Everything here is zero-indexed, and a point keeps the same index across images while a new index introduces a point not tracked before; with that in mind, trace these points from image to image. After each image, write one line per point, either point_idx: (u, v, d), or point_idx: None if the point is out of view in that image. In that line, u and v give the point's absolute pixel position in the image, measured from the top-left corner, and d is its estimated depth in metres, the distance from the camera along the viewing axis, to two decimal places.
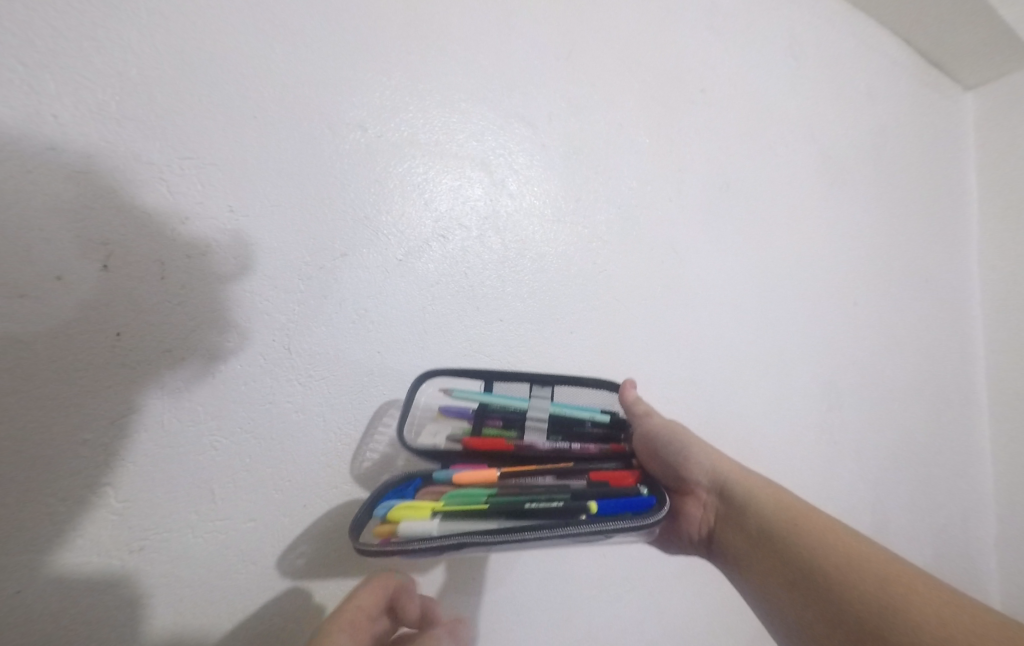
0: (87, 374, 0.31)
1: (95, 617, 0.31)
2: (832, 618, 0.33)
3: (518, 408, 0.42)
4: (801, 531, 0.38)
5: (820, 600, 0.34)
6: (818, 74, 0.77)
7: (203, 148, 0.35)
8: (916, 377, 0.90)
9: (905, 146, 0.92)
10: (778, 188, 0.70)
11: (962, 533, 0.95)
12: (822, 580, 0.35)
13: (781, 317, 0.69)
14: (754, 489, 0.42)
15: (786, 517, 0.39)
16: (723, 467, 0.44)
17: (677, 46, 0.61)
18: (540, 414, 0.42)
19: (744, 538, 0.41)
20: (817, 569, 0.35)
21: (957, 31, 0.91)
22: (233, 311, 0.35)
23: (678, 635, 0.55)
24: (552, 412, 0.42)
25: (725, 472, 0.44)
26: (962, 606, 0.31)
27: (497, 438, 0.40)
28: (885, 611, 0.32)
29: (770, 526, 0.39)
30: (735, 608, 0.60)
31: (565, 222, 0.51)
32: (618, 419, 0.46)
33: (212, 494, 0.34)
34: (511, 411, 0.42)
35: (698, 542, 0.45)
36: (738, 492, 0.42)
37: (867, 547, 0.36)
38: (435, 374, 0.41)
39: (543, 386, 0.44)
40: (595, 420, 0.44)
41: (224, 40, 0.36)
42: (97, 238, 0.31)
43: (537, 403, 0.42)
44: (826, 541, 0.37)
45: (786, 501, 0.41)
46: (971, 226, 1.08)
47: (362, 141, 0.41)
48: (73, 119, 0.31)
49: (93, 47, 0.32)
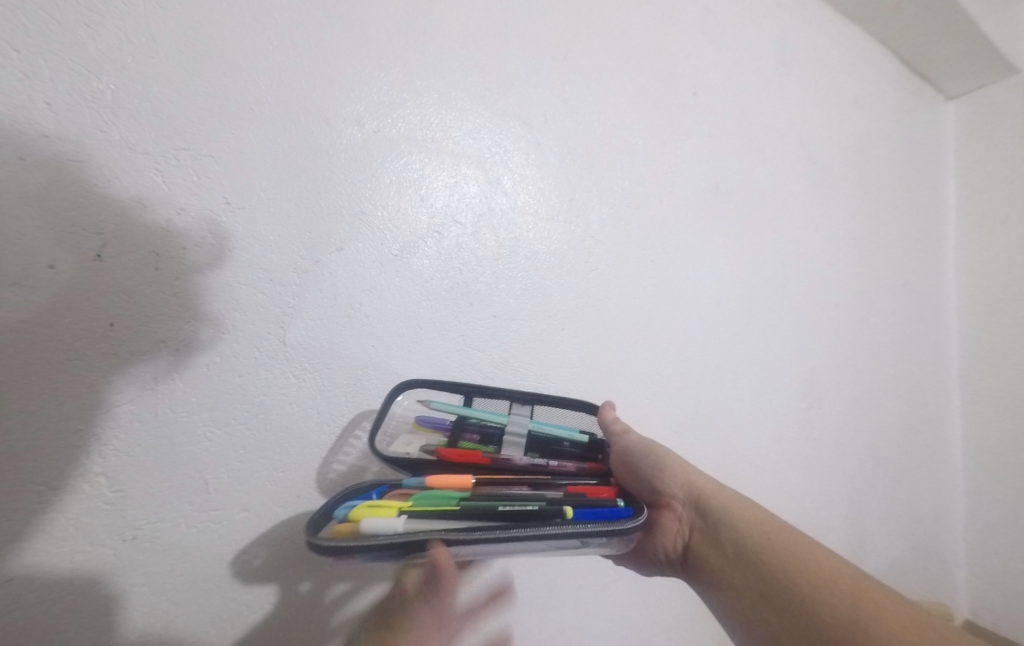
0: (81, 364, 0.31)
1: (87, 599, 0.31)
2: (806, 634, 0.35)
3: (497, 422, 0.42)
4: (771, 547, 0.40)
5: (794, 616, 0.36)
6: (808, 81, 0.79)
7: (200, 140, 0.35)
8: (894, 378, 0.93)
9: (889, 152, 0.95)
10: (766, 191, 0.72)
11: (932, 527, 0.99)
12: (796, 597, 0.37)
13: (766, 318, 0.71)
14: (729, 504, 0.44)
15: (756, 532, 0.41)
16: (697, 482, 0.45)
17: (672, 50, 0.63)
18: (518, 429, 0.41)
19: (719, 553, 0.42)
20: (791, 586, 0.37)
21: (941, 42, 0.94)
22: (228, 303, 0.35)
23: (658, 622, 0.57)
24: (530, 429, 0.42)
25: (700, 487, 0.45)
26: (920, 620, 0.34)
27: (473, 450, 0.40)
28: (854, 625, 0.34)
29: (742, 543, 0.41)
30: None
31: (559, 221, 0.52)
32: (598, 440, 0.46)
33: (205, 484, 0.35)
34: (489, 425, 0.42)
35: (671, 558, 0.45)
36: (712, 506, 0.43)
37: (834, 562, 0.39)
38: (412, 384, 0.41)
39: (524, 404, 0.44)
40: (574, 440, 0.43)
41: (222, 31, 0.36)
42: (91, 228, 0.31)
43: (516, 420, 0.42)
44: (798, 558, 0.39)
45: (758, 516, 0.43)
46: (949, 232, 1.11)
47: (359, 136, 0.41)
48: (68, 107, 0.30)
49: (88, 35, 0.31)
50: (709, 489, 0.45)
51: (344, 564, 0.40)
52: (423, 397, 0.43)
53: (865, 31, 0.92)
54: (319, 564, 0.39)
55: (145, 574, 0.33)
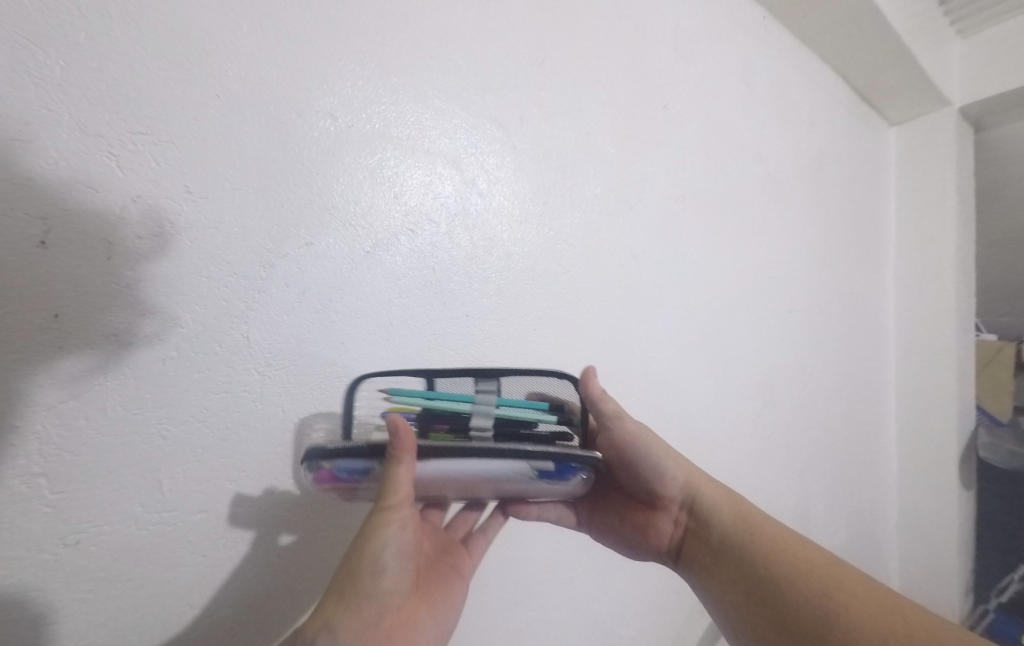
0: (17, 359, 0.28)
1: (18, 616, 0.29)
2: (784, 619, 0.40)
3: (461, 411, 0.37)
4: (753, 542, 0.44)
5: (775, 603, 0.41)
6: (767, 101, 0.84)
7: (161, 125, 0.33)
8: (839, 381, 0.99)
9: (838, 171, 1.02)
10: (728, 202, 0.76)
11: (870, 520, 1.07)
12: (776, 587, 0.41)
13: (725, 322, 0.74)
14: (718, 499, 0.47)
15: (741, 526, 0.45)
16: (689, 479, 0.48)
17: (643, 63, 0.65)
18: (484, 416, 0.37)
19: (708, 547, 0.46)
20: (771, 577, 0.42)
21: (885, 72, 1.02)
22: (189, 297, 0.34)
23: (618, 612, 0.60)
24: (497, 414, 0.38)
25: (691, 485, 0.48)
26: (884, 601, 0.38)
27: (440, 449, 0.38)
28: (828, 610, 0.39)
29: (728, 536, 0.45)
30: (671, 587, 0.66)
31: (532, 223, 0.53)
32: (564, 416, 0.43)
33: (158, 486, 0.33)
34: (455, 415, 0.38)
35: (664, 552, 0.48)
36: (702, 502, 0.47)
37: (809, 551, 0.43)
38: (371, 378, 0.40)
39: (489, 380, 0.40)
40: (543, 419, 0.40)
41: (187, 13, 0.34)
42: (34, 211, 0.29)
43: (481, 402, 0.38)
44: (778, 551, 0.43)
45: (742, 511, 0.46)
46: (889, 246, 1.20)
47: (331, 130, 0.40)
48: (11, 81, 0.28)
49: (36, 5, 0.29)
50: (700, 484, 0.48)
51: (307, 562, 0.39)
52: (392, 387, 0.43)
53: (819, 57, 0.98)
54: (281, 563, 0.38)
55: (88, 582, 0.31)
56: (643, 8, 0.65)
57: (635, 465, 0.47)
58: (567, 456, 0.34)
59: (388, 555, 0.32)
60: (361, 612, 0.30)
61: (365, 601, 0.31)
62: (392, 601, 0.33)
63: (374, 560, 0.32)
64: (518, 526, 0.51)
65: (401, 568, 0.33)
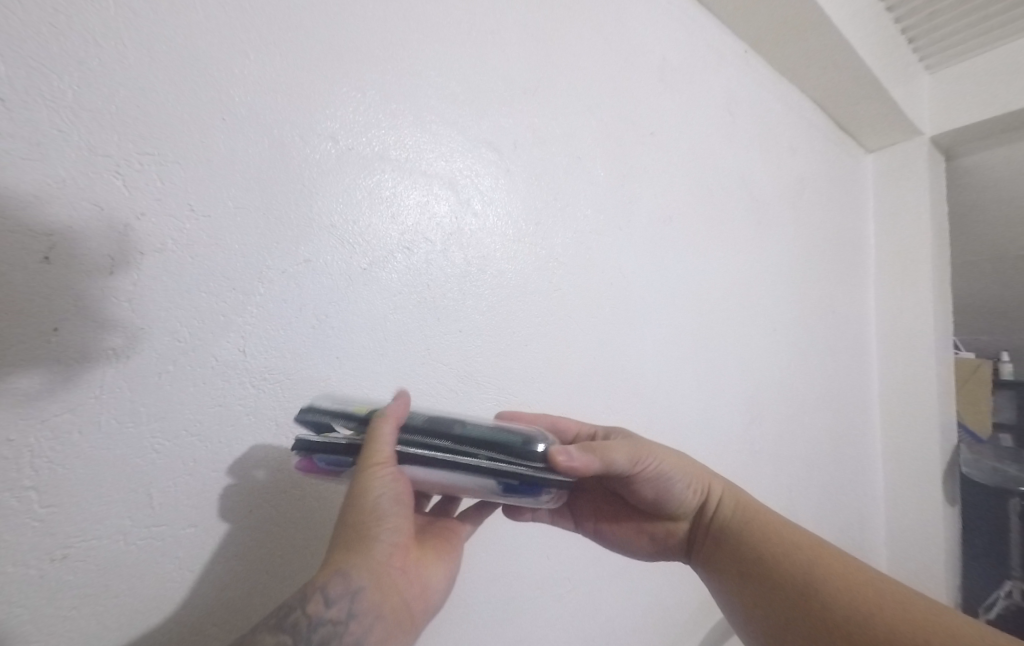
0: (15, 373, 0.28)
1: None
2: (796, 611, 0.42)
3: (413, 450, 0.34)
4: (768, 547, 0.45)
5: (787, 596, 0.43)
6: (750, 128, 0.88)
7: (168, 146, 0.34)
8: (824, 398, 1.01)
9: (819, 195, 1.06)
10: (713, 224, 0.78)
11: (857, 537, 1.08)
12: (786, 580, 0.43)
13: (712, 339, 0.76)
14: (724, 495, 0.48)
15: (754, 532, 0.47)
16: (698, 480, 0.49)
17: (633, 93, 0.68)
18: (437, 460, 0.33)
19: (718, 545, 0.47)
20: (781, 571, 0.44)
21: (861, 103, 1.07)
22: (188, 311, 0.34)
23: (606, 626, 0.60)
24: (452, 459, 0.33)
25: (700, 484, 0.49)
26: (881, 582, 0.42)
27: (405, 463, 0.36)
28: (836, 599, 0.41)
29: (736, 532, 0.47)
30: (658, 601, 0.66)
31: (525, 243, 0.55)
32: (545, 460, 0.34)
33: (149, 500, 0.33)
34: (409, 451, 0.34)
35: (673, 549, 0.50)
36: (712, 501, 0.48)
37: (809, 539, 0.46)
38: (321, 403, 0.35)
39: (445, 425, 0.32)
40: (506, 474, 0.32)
41: (197, 41, 0.36)
42: (40, 227, 0.29)
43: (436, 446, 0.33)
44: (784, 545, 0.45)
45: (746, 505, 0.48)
46: (870, 267, 1.24)
47: (332, 153, 0.42)
48: (24, 103, 0.29)
49: (52, 33, 0.30)
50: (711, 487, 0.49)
51: (295, 577, 0.40)
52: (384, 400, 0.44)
53: (799, 88, 1.03)
54: (270, 578, 0.38)
55: (73, 598, 0.30)
56: (631, 41, 0.68)
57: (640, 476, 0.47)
58: (534, 476, 0.32)
59: (386, 508, 0.32)
60: (370, 555, 0.31)
61: (372, 547, 0.31)
62: (398, 545, 0.33)
63: (373, 513, 0.31)
64: (509, 540, 0.51)
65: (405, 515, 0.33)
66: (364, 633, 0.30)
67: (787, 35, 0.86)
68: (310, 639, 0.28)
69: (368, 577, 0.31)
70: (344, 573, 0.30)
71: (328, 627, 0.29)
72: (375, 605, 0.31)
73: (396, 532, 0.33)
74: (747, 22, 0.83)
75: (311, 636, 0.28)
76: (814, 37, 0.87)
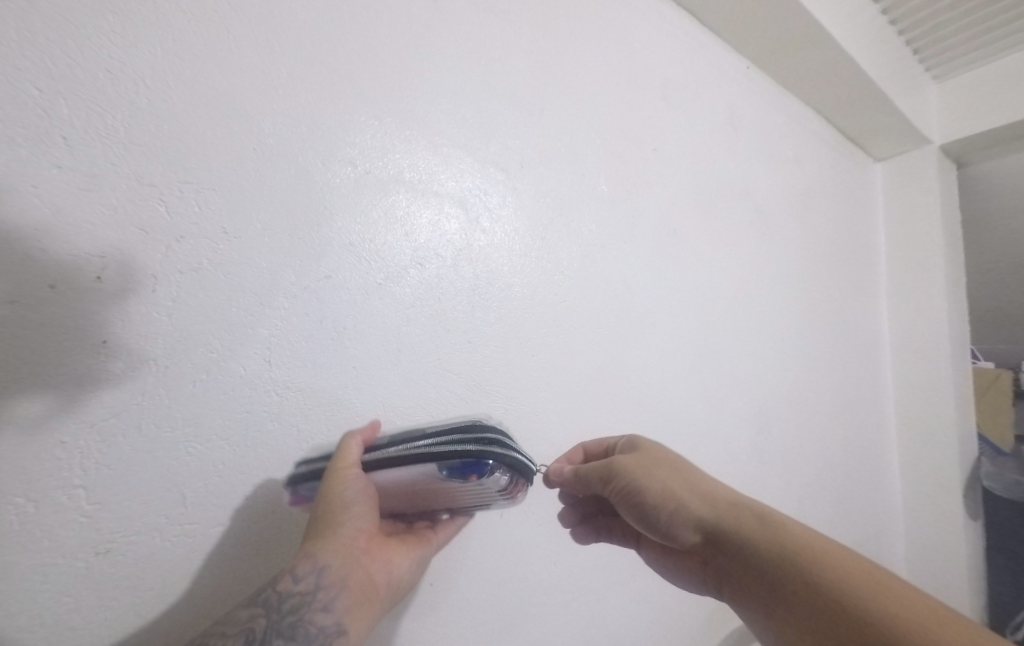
0: (71, 380, 0.32)
1: (50, 623, 0.30)
2: None
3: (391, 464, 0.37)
4: (799, 569, 0.36)
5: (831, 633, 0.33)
6: (754, 142, 0.89)
7: (204, 175, 0.38)
8: (836, 408, 1.01)
9: (826, 205, 1.06)
10: (718, 236, 0.80)
11: (874, 550, 1.06)
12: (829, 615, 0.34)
13: (719, 348, 0.77)
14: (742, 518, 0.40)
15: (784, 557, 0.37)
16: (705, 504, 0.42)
17: (637, 111, 0.70)
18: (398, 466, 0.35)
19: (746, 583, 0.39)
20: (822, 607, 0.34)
21: (868, 113, 1.08)
22: (220, 324, 0.38)
23: (612, 631, 0.61)
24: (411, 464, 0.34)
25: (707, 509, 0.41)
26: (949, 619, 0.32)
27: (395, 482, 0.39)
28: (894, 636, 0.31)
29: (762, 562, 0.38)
30: (662, 608, 0.67)
31: (532, 257, 0.57)
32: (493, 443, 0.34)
33: (182, 500, 0.35)
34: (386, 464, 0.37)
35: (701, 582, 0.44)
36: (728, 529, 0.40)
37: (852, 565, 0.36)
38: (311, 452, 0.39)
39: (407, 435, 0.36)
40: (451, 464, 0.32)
41: (231, 80, 0.39)
42: (94, 251, 0.33)
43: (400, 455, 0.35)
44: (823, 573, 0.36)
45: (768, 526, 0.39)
46: (883, 276, 1.23)
47: (351, 177, 0.45)
48: (83, 141, 0.33)
49: (108, 78, 0.34)
50: (728, 505, 0.42)
51: None
52: (398, 407, 0.46)
53: (803, 101, 1.04)
54: None
55: (115, 589, 0.32)
56: (633, 61, 0.71)
57: (636, 501, 0.42)
58: (476, 451, 0.32)
59: (351, 498, 0.35)
60: (336, 539, 0.34)
61: (339, 533, 0.34)
62: (366, 531, 0.36)
63: (340, 501, 0.35)
64: (517, 545, 0.53)
65: (372, 505, 0.36)
66: (331, 602, 0.33)
67: (788, 50, 0.88)
68: (280, 609, 0.31)
69: (333, 557, 0.34)
70: (312, 554, 0.33)
71: (298, 598, 0.32)
72: (340, 581, 0.34)
73: (363, 519, 0.36)
74: (748, 38, 0.86)
75: (282, 608, 0.31)
76: (816, 52, 0.89)
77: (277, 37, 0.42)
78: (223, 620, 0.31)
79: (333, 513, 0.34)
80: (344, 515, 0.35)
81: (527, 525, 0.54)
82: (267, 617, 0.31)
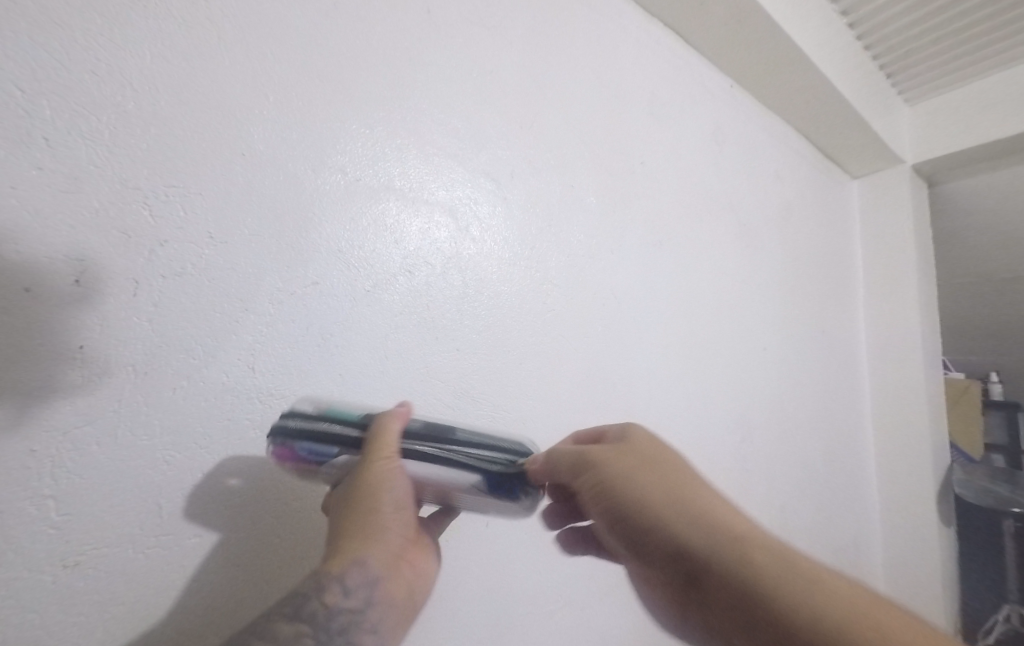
0: (44, 387, 0.31)
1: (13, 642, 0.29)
2: None
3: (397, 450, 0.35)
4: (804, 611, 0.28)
5: None
6: (737, 158, 0.92)
7: (190, 179, 0.37)
8: (816, 417, 1.03)
9: (806, 220, 1.10)
10: (703, 249, 0.81)
11: (854, 558, 1.07)
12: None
13: (703, 358, 0.78)
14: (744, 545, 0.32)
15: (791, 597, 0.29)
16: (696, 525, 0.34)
17: (624, 125, 0.72)
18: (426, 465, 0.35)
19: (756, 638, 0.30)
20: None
21: (844, 133, 1.12)
22: (202, 330, 0.37)
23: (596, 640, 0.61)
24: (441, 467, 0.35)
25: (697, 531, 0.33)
26: None
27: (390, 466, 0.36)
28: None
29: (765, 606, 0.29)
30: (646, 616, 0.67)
31: (521, 266, 0.57)
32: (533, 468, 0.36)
33: (159, 510, 0.34)
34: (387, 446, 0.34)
35: None
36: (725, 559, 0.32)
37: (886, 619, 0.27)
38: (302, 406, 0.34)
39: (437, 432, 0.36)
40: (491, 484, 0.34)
41: (221, 84, 0.39)
42: (72, 254, 0.32)
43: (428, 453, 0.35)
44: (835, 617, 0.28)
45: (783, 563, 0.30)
46: (859, 289, 1.27)
47: (341, 184, 0.45)
48: (66, 142, 0.32)
49: (93, 79, 0.34)
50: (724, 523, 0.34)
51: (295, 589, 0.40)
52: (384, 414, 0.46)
53: (784, 119, 1.08)
54: (273, 588, 0.39)
55: (83, 605, 0.31)
56: (620, 78, 0.73)
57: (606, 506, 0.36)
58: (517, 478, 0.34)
59: (401, 503, 0.34)
60: (384, 547, 0.33)
61: (387, 540, 0.34)
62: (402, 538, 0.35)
63: (393, 507, 0.33)
64: (503, 554, 0.52)
65: (411, 504, 0.36)
66: (379, 619, 0.33)
67: (769, 71, 0.91)
68: (329, 628, 0.30)
69: (383, 568, 0.33)
70: (360, 563, 0.32)
71: (346, 616, 0.31)
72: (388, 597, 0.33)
73: (406, 526, 0.35)
74: (731, 59, 0.88)
75: (331, 626, 0.30)
76: (795, 73, 0.92)
77: (268, 44, 0.42)
78: (266, 636, 0.29)
79: (383, 520, 0.33)
80: (392, 523, 0.34)
81: (512, 534, 0.53)
82: (317, 636, 0.30)
